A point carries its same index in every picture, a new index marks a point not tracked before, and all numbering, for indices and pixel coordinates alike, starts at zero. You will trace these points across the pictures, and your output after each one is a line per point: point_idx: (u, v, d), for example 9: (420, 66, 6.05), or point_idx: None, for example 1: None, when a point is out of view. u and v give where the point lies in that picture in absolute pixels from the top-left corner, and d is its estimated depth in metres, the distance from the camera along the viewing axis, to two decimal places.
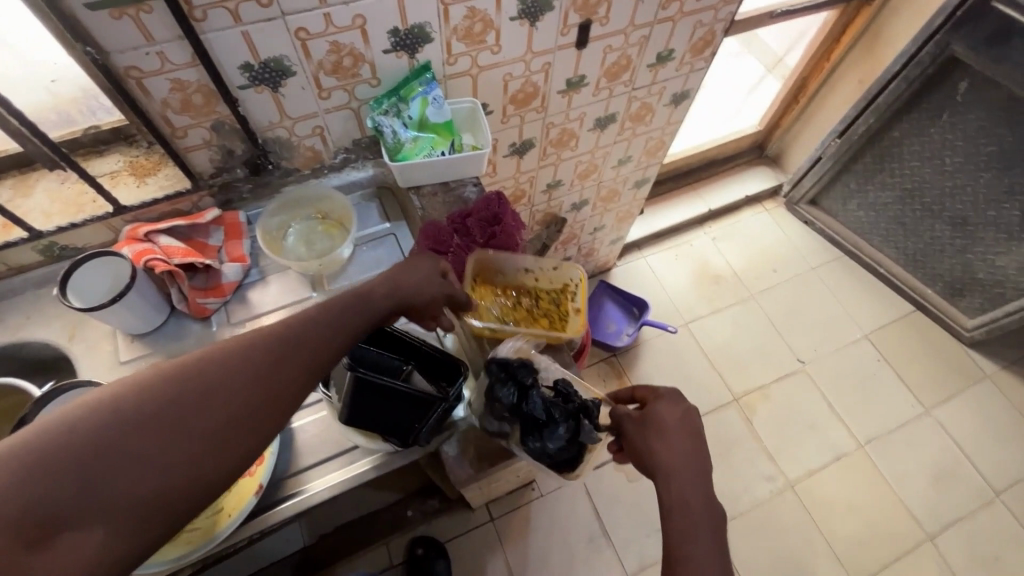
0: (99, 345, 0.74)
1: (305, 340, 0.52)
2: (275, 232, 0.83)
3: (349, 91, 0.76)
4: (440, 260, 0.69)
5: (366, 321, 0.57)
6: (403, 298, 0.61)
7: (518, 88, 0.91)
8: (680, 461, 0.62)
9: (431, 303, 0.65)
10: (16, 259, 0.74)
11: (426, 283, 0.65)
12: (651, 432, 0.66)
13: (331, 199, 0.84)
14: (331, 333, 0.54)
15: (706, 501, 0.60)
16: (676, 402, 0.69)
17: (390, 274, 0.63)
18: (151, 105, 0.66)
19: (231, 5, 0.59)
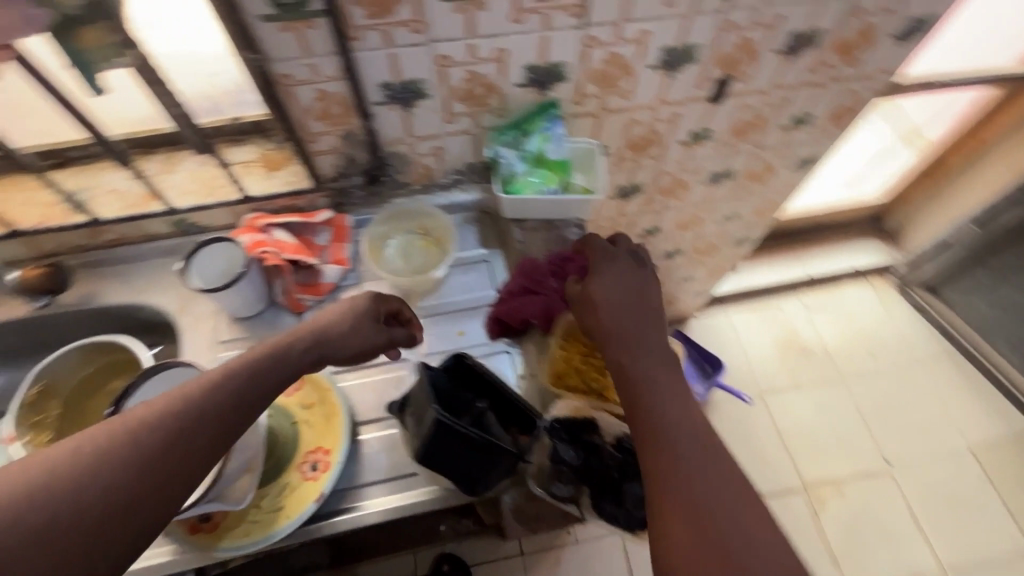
0: (204, 321, 0.79)
1: (235, 396, 0.51)
2: (378, 241, 0.84)
3: (474, 118, 0.76)
4: (378, 299, 0.67)
5: (285, 374, 0.56)
6: (324, 352, 0.60)
7: (639, 134, 0.88)
8: (624, 330, 0.66)
9: (364, 351, 0.64)
10: (151, 228, 0.81)
11: (355, 331, 0.63)
12: (603, 307, 0.68)
13: (437, 219, 0.85)
14: (256, 385, 0.53)
15: (660, 364, 0.64)
16: (623, 276, 0.72)
17: (315, 322, 0.61)
18: (295, 111, 0.69)
19: (385, 29, 0.61)
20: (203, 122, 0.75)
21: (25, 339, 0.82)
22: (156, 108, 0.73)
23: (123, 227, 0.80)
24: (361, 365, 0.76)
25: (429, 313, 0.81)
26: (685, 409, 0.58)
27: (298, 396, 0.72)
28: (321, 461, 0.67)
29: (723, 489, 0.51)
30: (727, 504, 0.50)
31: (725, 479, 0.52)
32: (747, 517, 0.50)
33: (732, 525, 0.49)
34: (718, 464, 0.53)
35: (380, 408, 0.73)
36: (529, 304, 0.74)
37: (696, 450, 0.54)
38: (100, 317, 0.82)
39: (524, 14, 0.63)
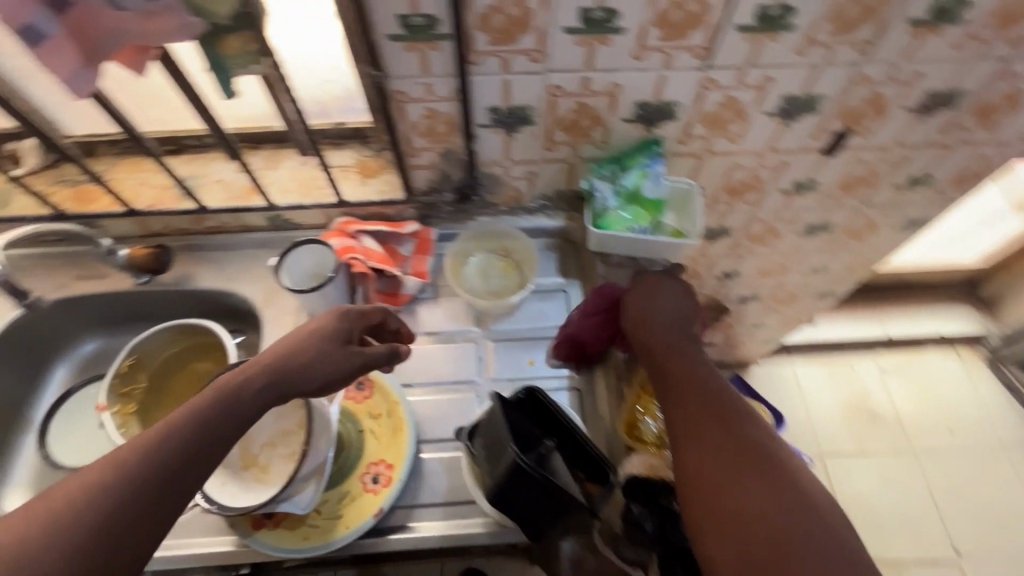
0: (286, 316, 0.81)
1: (188, 444, 0.47)
2: (461, 257, 0.84)
3: (574, 147, 0.75)
4: (346, 318, 0.60)
5: (240, 412, 0.50)
6: (287, 384, 0.53)
7: (739, 179, 0.84)
8: (671, 352, 0.64)
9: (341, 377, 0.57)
10: (249, 220, 0.84)
11: (324, 358, 0.56)
12: (640, 301, 0.69)
13: (521, 243, 0.84)
14: (209, 429, 0.48)
15: (696, 355, 0.64)
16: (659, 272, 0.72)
17: (276, 350, 0.54)
18: (401, 125, 0.69)
19: (505, 56, 0.61)
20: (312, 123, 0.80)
21: (124, 311, 0.87)
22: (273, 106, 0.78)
23: (225, 217, 0.83)
24: (428, 382, 0.76)
25: (500, 337, 0.80)
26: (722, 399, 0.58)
27: (367, 404, 0.73)
28: (383, 475, 0.67)
29: (762, 476, 0.52)
30: (768, 488, 0.51)
31: (766, 466, 0.52)
32: (791, 502, 0.50)
33: (777, 511, 0.49)
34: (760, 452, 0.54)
35: (444, 428, 0.72)
36: (603, 326, 0.73)
37: (734, 440, 0.54)
38: (192, 298, 0.86)
39: (646, 51, 0.61)
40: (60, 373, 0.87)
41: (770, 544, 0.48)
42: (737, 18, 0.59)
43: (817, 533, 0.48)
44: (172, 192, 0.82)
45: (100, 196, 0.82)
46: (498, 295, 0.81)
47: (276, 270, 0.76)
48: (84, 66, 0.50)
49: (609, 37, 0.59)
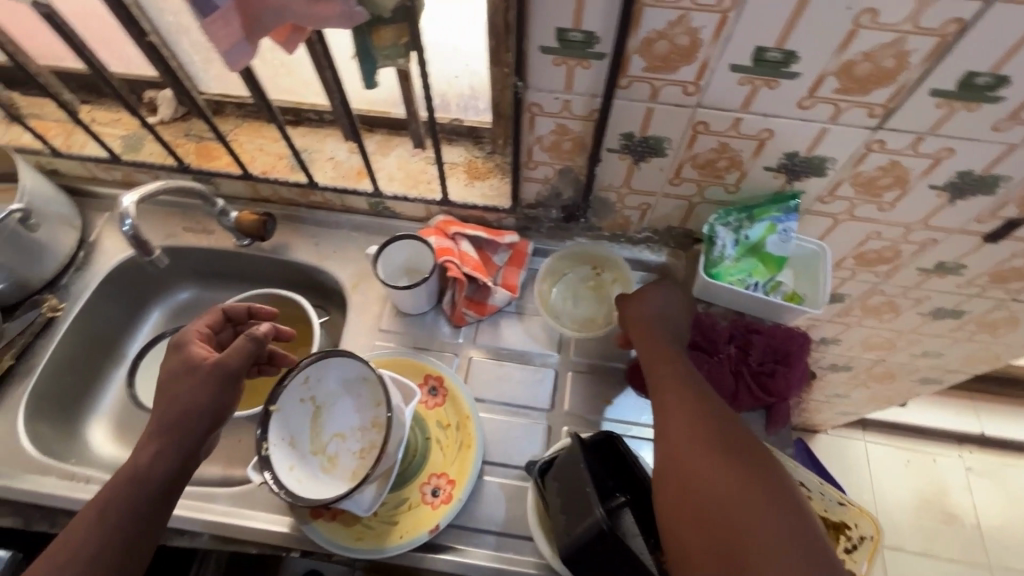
0: (371, 304, 0.81)
1: (120, 504, 0.53)
2: (555, 270, 0.81)
3: (700, 187, 0.70)
4: (196, 347, 0.62)
5: (152, 465, 0.55)
6: (181, 428, 0.56)
7: (874, 248, 0.76)
8: (661, 351, 0.63)
9: (225, 396, 0.59)
10: (351, 202, 0.85)
11: (192, 396, 0.58)
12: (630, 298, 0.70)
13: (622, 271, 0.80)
14: (134, 490, 0.54)
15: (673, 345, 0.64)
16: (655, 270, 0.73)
17: (152, 421, 0.57)
18: (527, 138, 0.67)
19: (657, 84, 0.56)
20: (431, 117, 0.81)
21: (223, 268, 0.90)
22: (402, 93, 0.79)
23: (330, 195, 0.84)
24: (500, 401, 0.74)
25: (582, 369, 0.76)
26: (685, 379, 0.58)
27: (438, 412, 0.71)
28: (444, 491, 0.66)
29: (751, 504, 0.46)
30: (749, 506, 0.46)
31: (716, 435, 0.52)
32: (735, 467, 0.49)
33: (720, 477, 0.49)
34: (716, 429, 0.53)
35: (511, 453, 0.70)
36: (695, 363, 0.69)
37: (684, 415, 0.55)
38: (285, 267, 0.87)
39: (814, 101, 0.55)
40: (156, 314, 0.91)
41: (713, 511, 0.47)
42: (934, 81, 0.51)
43: (762, 497, 0.47)
44: (286, 162, 0.83)
45: (221, 155, 0.84)
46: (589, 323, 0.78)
47: (375, 258, 0.76)
48: (245, 43, 0.49)
49: (779, 81, 0.54)
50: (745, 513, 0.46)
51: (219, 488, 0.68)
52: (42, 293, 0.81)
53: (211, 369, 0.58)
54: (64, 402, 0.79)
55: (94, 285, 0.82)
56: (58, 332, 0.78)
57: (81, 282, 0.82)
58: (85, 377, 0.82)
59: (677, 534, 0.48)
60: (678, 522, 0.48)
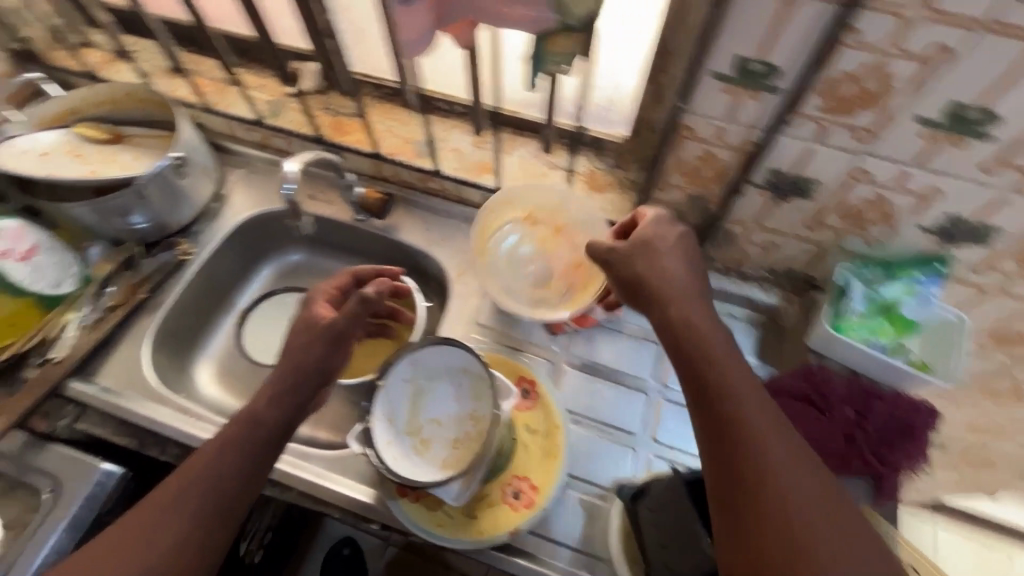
0: (472, 296, 0.83)
1: (246, 439, 0.55)
2: (494, 224, 0.83)
3: (838, 235, 0.67)
4: (320, 306, 0.66)
5: (278, 407, 0.58)
6: (302, 379, 0.60)
7: (1018, 329, 0.70)
8: (694, 312, 0.56)
9: (338, 356, 0.63)
10: (468, 194, 0.87)
11: (310, 351, 0.61)
12: (645, 260, 0.60)
13: (588, 226, 0.79)
14: (258, 430, 0.56)
15: (694, 316, 0.56)
16: (659, 217, 0.63)
17: (275, 370, 0.61)
18: (668, 159, 0.66)
19: (827, 125, 0.54)
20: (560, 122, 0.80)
21: (334, 238, 0.94)
22: (540, 97, 0.78)
23: (449, 185, 0.86)
24: (589, 416, 0.73)
25: (673, 399, 0.75)
26: (722, 349, 0.53)
27: (526, 416, 0.71)
28: (527, 495, 0.66)
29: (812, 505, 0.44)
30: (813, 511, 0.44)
31: (764, 429, 0.47)
32: (794, 464, 0.46)
33: (777, 492, 0.44)
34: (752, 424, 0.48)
35: (596, 471, 0.70)
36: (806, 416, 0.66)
37: (730, 394, 0.50)
38: (393, 247, 0.90)
39: (1003, 168, 0.51)
40: (267, 271, 0.96)
41: (776, 514, 0.44)
42: None
43: (821, 500, 0.44)
44: (413, 147, 0.86)
45: (354, 131, 0.88)
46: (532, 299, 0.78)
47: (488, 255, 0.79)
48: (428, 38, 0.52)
49: (967, 141, 0.50)
50: (810, 519, 0.43)
51: (313, 449, 0.71)
52: (177, 235, 0.87)
53: (330, 331, 0.62)
54: (181, 341, 0.85)
55: (221, 235, 0.89)
56: (185, 275, 0.84)
57: (211, 231, 0.89)
58: (200, 320, 0.88)
59: (731, 530, 0.46)
60: (729, 517, 0.46)
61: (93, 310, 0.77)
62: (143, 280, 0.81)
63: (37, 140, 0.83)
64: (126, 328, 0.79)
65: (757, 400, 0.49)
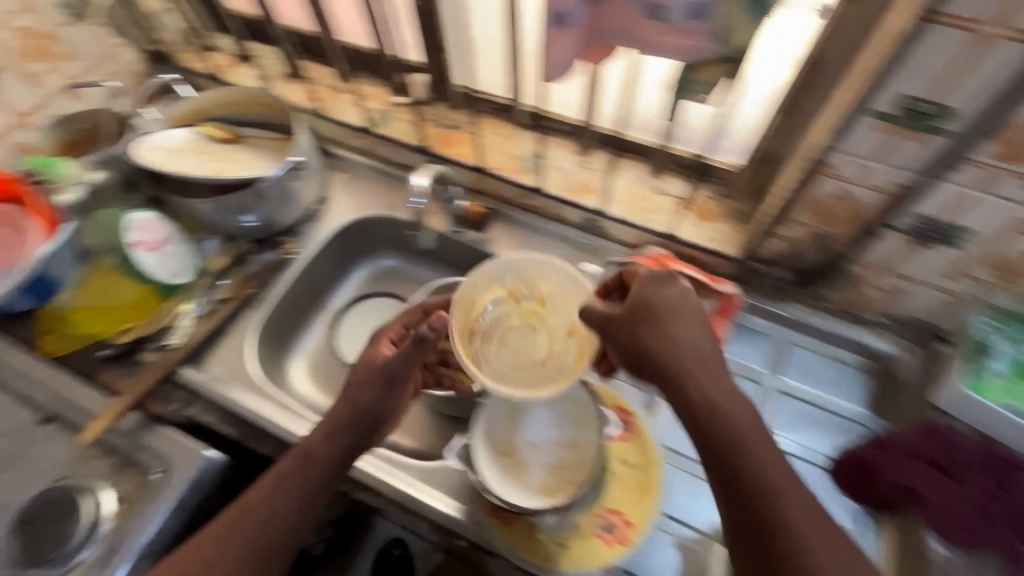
0: None
1: (302, 476, 0.58)
2: (473, 306, 0.69)
3: (982, 288, 0.62)
4: (382, 343, 0.65)
5: (335, 445, 0.60)
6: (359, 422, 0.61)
7: None
8: (713, 387, 0.53)
9: (392, 400, 0.63)
10: (566, 213, 0.86)
11: (365, 394, 0.62)
12: (653, 332, 0.55)
13: (572, 290, 0.68)
14: (314, 469, 0.58)
15: (707, 389, 0.53)
16: (660, 274, 0.58)
17: (335, 408, 0.62)
18: (798, 195, 0.63)
19: (998, 173, 0.50)
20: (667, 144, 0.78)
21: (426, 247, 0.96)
22: (651, 119, 0.76)
23: (549, 203, 0.86)
24: (684, 454, 0.71)
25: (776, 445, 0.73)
26: (748, 429, 0.51)
27: (622, 447, 0.69)
28: (621, 532, 0.64)
29: None
30: None
31: (796, 516, 0.48)
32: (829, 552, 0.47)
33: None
34: (776, 505, 0.48)
35: (692, 513, 0.67)
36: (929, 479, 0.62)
37: (758, 480, 0.49)
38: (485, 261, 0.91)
39: None
40: (360, 274, 0.99)
41: None
42: None
43: None
44: (515, 163, 0.87)
45: (458, 144, 0.89)
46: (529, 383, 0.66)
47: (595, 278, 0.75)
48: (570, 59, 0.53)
49: None
50: None
51: (406, 459, 0.72)
52: (284, 234, 0.90)
53: (381, 373, 0.62)
54: (280, 336, 0.88)
55: (325, 237, 0.92)
56: (290, 273, 0.88)
57: (315, 232, 0.92)
58: (297, 317, 0.91)
59: None
60: None
61: (206, 301, 0.81)
62: (251, 276, 0.85)
63: (165, 138, 0.88)
64: (234, 320, 0.82)
65: (784, 478, 0.49)
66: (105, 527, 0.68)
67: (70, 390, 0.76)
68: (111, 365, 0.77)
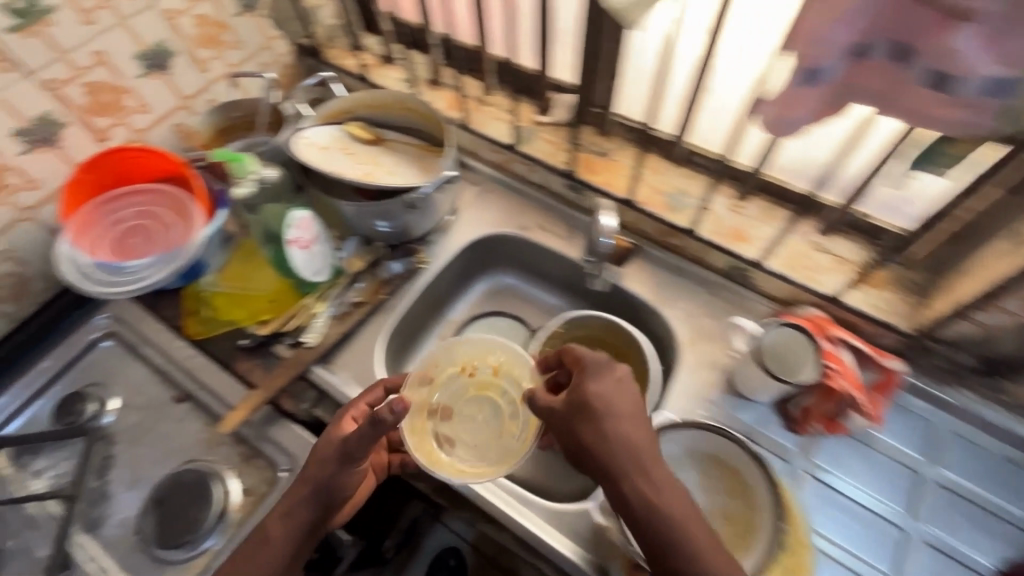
0: (704, 368, 0.78)
1: (265, 555, 0.60)
2: (427, 385, 0.72)
3: None
4: (345, 417, 0.65)
5: (296, 524, 0.61)
6: (319, 500, 0.62)
7: None
8: (651, 479, 0.56)
9: (351, 474, 0.63)
10: (709, 257, 0.82)
11: (324, 473, 0.62)
12: (588, 424, 0.58)
13: (522, 361, 0.72)
14: (276, 547, 0.60)
15: (640, 485, 0.55)
16: (596, 369, 0.61)
17: (296, 485, 0.63)
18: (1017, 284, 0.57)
19: None
20: (837, 201, 0.72)
21: (550, 270, 0.94)
22: (822, 174, 0.70)
23: (693, 245, 0.82)
24: (824, 533, 0.67)
25: (930, 541, 0.67)
26: (683, 518, 0.54)
27: None
28: None
29: None
30: None
31: None
32: None
33: None
34: None
35: None
36: None
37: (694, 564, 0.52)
38: (612, 293, 0.88)
39: None
40: (480, 287, 0.98)
41: None
42: None
43: None
44: (662, 199, 0.83)
45: (602, 172, 0.87)
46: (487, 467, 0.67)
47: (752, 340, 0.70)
48: (808, 117, 0.49)
49: None
50: None
51: (530, 494, 0.69)
52: (416, 241, 0.90)
53: (339, 449, 0.62)
54: (403, 342, 0.88)
55: (455, 248, 0.91)
56: (419, 281, 0.87)
57: (446, 244, 0.91)
58: (417, 325, 0.90)
59: None
60: None
61: (340, 303, 0.82)
62: (385, 282, 0.85)
63: (313, 134, 0.89)
64: (364, 325, 0.83)
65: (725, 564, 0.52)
66: (231, 517, 0.69)
67: (211, 374, 0.78)
68: (248, 356, 0.78)
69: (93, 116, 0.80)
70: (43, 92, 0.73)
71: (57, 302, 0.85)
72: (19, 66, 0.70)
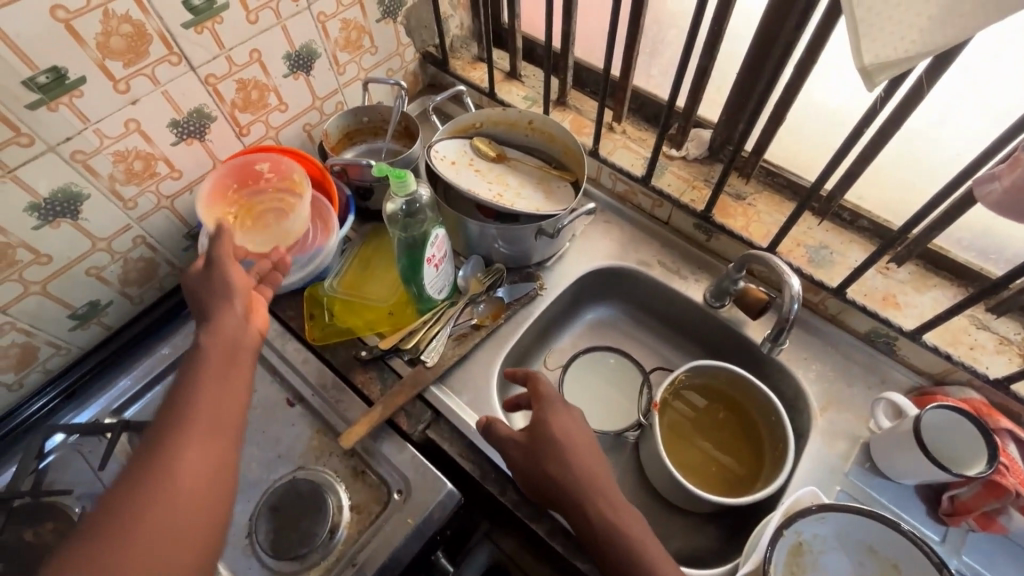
0: (838, 439, 0.73)
1: (195, 370, 0.54)
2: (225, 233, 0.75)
3: None
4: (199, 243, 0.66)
5: (217, 325, 0.57)
6: (224, 301, 0.59)
7: None
8: (598, 494, 0.56)
9: (231, 270, 0.60)
10: (849, 319, 0.77)
11: (219, 276, 0.60)
12: (550, 455, 0.58)
13: (251, 174, 0.80)
14: (207, 356, 0.55)
15: (601, 506, 0.55)
16: (554, 402, 0.62)
17: (199, 307, 0.60)
18: None
19: None
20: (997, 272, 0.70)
21: (665, 308, 0.90)
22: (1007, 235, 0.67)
23: (834, 305, 0.77)
24: None
25: None
26: (626, 524, 0.54)
27: None
28: None
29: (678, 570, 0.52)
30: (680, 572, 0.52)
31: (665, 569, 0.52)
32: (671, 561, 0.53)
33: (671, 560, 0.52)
34: None
35: None
36: None
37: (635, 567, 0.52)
38: (734, 341, 0.84)
39: None
40: (587, 316, 0.96)
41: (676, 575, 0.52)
42: None
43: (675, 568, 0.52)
44: (802, 251, 0.78)
45: (736, 215, 0.82)
46: (278, 188, 0.81)
47: (915, 419, 0.64)
48: None
49: None
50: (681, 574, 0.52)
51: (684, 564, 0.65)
52: (533, 266, 0.88)
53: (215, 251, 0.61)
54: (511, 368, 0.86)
55: (573, 276, 0.88)
56: (536, 308, 0.85)
57: (561, 271, 0.89)
58: (525, 351, 0.88)
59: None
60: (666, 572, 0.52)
61: (458, 324, 0.81)
62: (505, 305, 0.83)
63: (443, 148, 0.88)
64: (479, 347, 0.81)
65: (666, 566, 0.52)
66: (342, 535, 0.67)
67: (324, 380, 0.77)
68: (365, 367, 0.78)
69: (238, 112, 0.81)
70: (202, 87, 0.74)
71: (177, 292, 0.87)
72: (186, 60, 0.70)
